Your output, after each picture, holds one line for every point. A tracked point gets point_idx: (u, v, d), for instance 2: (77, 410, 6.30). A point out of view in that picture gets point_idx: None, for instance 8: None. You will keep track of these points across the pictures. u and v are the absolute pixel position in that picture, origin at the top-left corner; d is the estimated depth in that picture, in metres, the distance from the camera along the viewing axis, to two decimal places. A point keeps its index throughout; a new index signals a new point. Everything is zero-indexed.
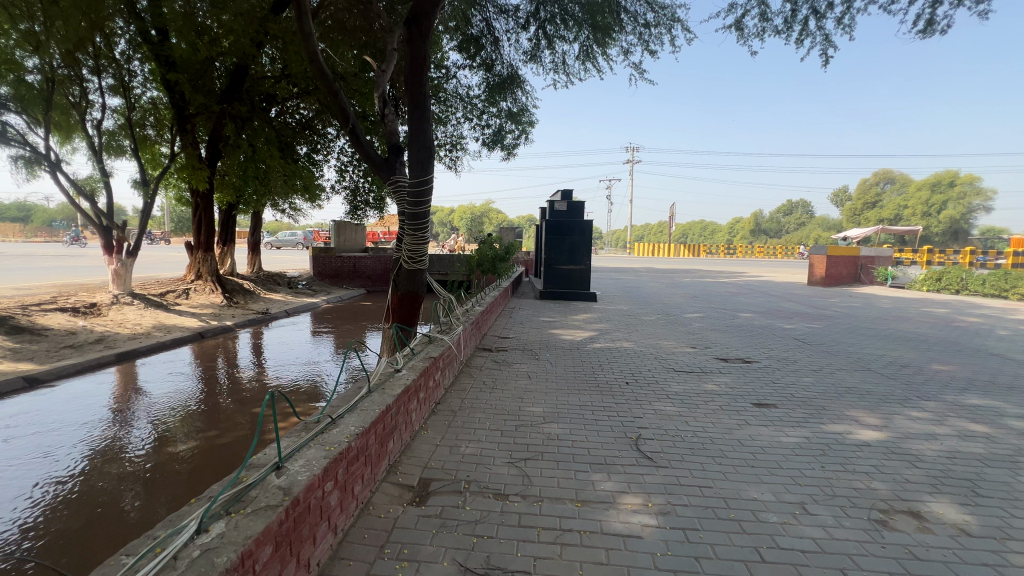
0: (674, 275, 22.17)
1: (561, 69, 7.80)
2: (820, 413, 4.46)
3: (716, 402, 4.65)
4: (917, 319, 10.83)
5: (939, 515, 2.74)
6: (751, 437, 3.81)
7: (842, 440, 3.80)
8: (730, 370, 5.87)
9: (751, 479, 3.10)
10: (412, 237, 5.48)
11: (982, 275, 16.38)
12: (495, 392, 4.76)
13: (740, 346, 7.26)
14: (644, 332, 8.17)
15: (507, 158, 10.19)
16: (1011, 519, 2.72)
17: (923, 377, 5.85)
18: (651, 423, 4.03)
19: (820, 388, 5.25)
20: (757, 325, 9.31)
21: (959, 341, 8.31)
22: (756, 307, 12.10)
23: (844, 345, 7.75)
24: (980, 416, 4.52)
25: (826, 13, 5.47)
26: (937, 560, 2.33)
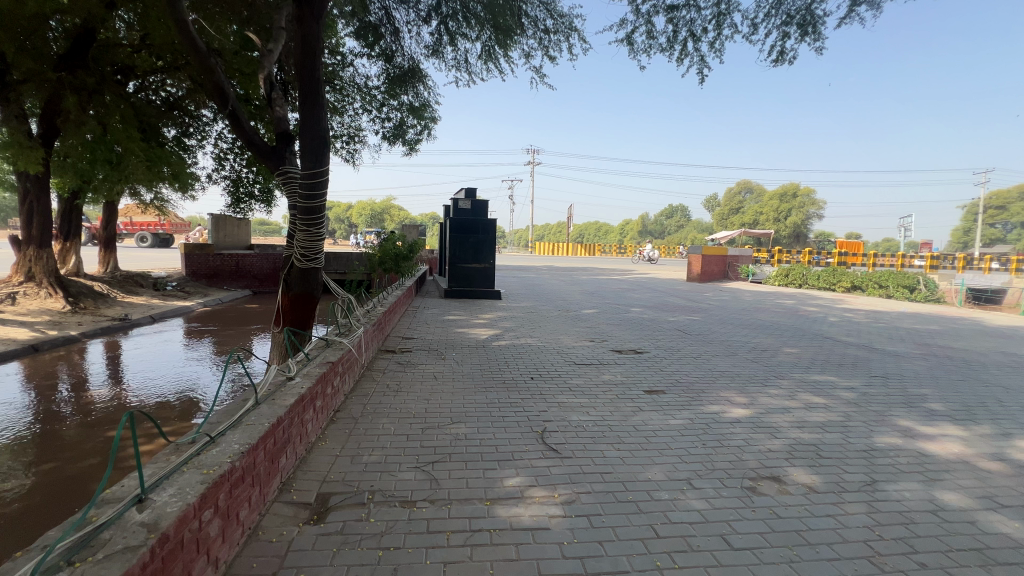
0: (572, 272, 23.34)
1: (463, 67, 7.72)
2: (699, 395, 4.98)
3: (613, 391, 4.97)
4: (772, 309, 12.63)
5: (795, 478, 3.20)
6: (644, 422, 4.13)
7: (719, 419, 4.28)
8: (624, 361, 6.31)
9: (645, 461, 3.35)
10: (306, 232, 5.05)
11: (817, 272, 19.61)
12: (399, 395, 4.59)
13: (633, 338, 7.83)
14: (547, 328, 8.45)
15: (409, 153, 9.87)
16: (845, 475, 3.28)
17: (778, 360, 6.81)
18: (555, 416, 4.17)
19: (700, 374, 5.85)
20: (646, 318, 10.16)
21: (802, 328, 9.81)
22: (644, 302, 13.17)
23: (717, 334, 8.73)
24: (819, 390, 5.40)
25: (701, 37, 6.11)
26: (794, 517, 2.72)
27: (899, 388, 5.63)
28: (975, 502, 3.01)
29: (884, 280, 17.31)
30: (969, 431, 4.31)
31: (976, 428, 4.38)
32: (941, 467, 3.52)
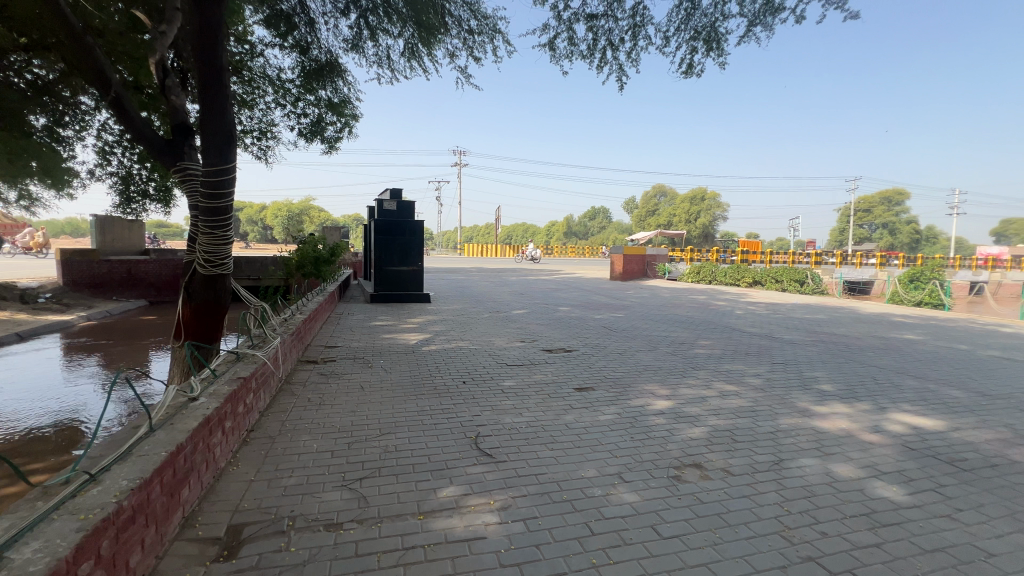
0: (502, 273, 23.50)
1: (385, 63, 7.45)
2: (626, 390, 5.19)
3: (545, 391, 5.03)
4: (686, 304, 13.56)
5: (714, 463, 3.42)
6: (576, 419, 4.21)
7: (644, 412, 4.48)
8: (554, 359, 6.43)
9: (578, 459, 3.41)
10: (210, 235, 4.58)
11: (724, 269, 21.39)
12: (322, 408, 4.29)
13: (562, 337, 8.01)
14: (478, 330, 8.40)
15: (329, 152, 9.35)
16: (756, 456, 3.56)
17: (695, 352, 7.30)
18: (489, 419, 4.13)
19: (626, 369, 6.11)
20: (574, 317, 10.46)
21: (713, 321, 10.62)
22: (572, 301, 13.56)
23: (639, 330, 9.19)
24: (731, 378, 5.85)
25: (619, 46, 6.38)
26: (715, 501, 2.89)
27: (796, 372, 6.26)
28: (862, 471, 3.40)
29: (780, 275, 19.24)
30: (854, 408, 4.88)
31: (859, 405, 4.97)
32: (833, 442, 3.94)
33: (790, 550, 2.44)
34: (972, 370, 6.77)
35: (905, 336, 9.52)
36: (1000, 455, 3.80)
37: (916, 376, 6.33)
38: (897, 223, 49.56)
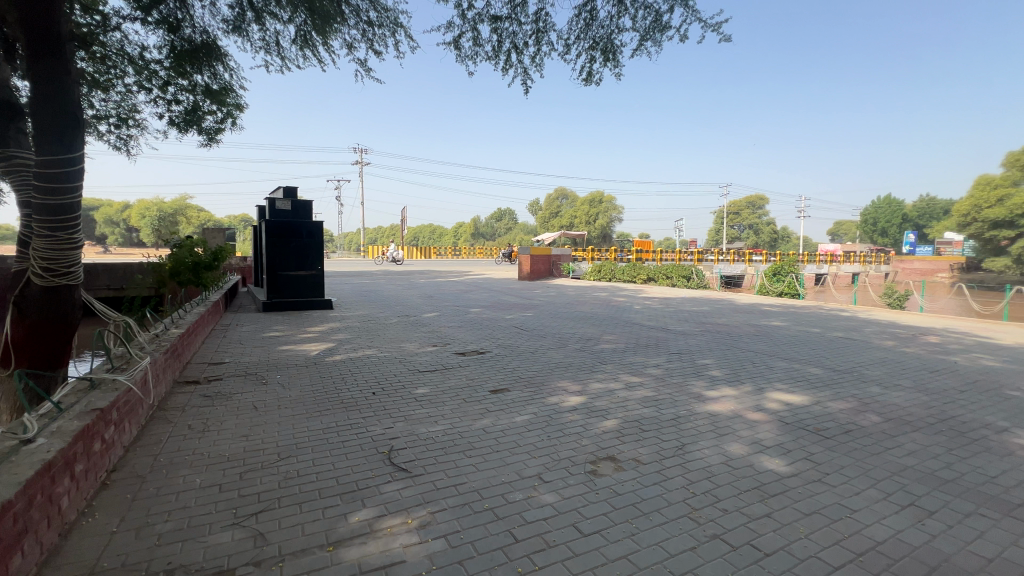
0: (409, 276, 22.82)
1: (273, 49, 6.79)
2: (540, 388, 5.27)
3: (460, 395, 4.91)
4: (590, 302, 14.26)
5: (625, 454, 3.58)
6: (493, 423, 4.16)
7: (558, 409, 4.56)
8: (468, 362, 6.33)
9: (497, 464, 3.35)
10: (49, 238, 3.78)
11: (622, 267, 22.89)
12: (207, 436, 3.76)
13: (474, 339, 7.93)
14: (386, 336, 8.01)
15: (207, 144, 8.32)
16: (662, 444, 3.79)
17: (601, 347, 7.65)
18: (402, 431, 3.91)
19: (538, 368, 6.20)
20: (485, 318, 10.45)
21: (616, 317, 11.26)
22: (482, 302, 13.57)
23: (549, 328, 9.44)
24: (634, 370, 6.22)
25: (523, 50, 6.47)
26: (629, 492, 3.01)
27: (689, 361, 6.83)
28: (750, 448, 3.77)
29: (670, 272, 21.01)
30: (739, 390, 5.44)
31: (743, 387, 5.54)
32: (725, 423, 4.33)
33: (698, 530, 2.61)
34: (824, 349, 7.94)
35: (772, 322, 10.90)
36: (851, 422, 4.46)
37: (784, 357, 7.25)
38: (760, 224, 57.40)
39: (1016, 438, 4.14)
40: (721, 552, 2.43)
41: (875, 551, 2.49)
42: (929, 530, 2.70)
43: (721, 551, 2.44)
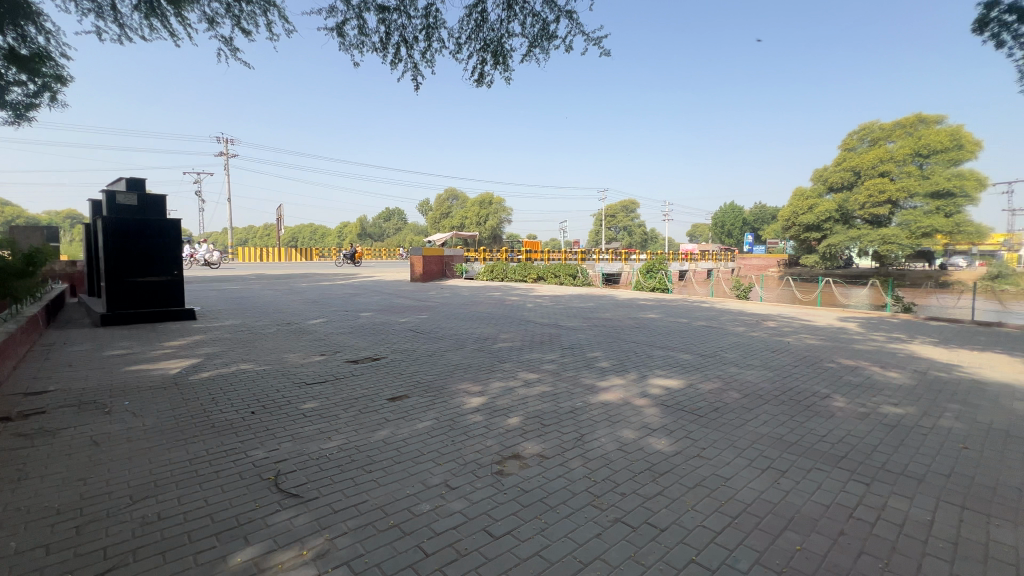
0: (288, 280, 20.88)
1: (109, 14, 5.69)
2: (440, 392, 5.14)
3: (354, 407, 4.58)
4: (485, 301, 14.39)
5: (529, 450, 3.64)
6: (393, 433, 3.94)
7: (461, 412, 4.49)
8: (361, 370, 5.95)
9: (400, 476, 3.17)
10: None
11: (513, 267, 23.53)
12: (24, 485, 3.00)
13: (367, 346, 7.50)
14: (264, 347, 7.20)
15: (14, 122, 6.72)
16: (563, 436, 3.93)
17: (499, 346, 7.74)
18: (290, 452, 3.53)
19: (437, 371, 6.05)
20: (377, 322, 9.95)
21: (510, 315, 11.50)
22: (373, 305, 12.92)
23: (445, 329, 9.30)
24: (532, 366, 6.38)
25: (413, 45, 6.28)
26: (536, 487, 3.06)
27: (581, 354, 7.22)
28: (640, 432, 4.09)
29: (558, 271, 22.07)
30: (626, 379, 5.88)
31: (629, 376, 6.01)
32: (617, 411, 4.64)
33: (601, 517, 2.74)
34: (692, 337, 8.96)
35: (648, 315, 12.03)
36: (718, 400, 5.08)
37: (661, 346, 8.03)
38: (633, 227, 63.31)
39: (835, 401, 5.07)
40: (624, 534, 2.58)
41: (746, 512, 2.84)
42: (783, 487, 3.16)
43: (623, 533, 2.59)
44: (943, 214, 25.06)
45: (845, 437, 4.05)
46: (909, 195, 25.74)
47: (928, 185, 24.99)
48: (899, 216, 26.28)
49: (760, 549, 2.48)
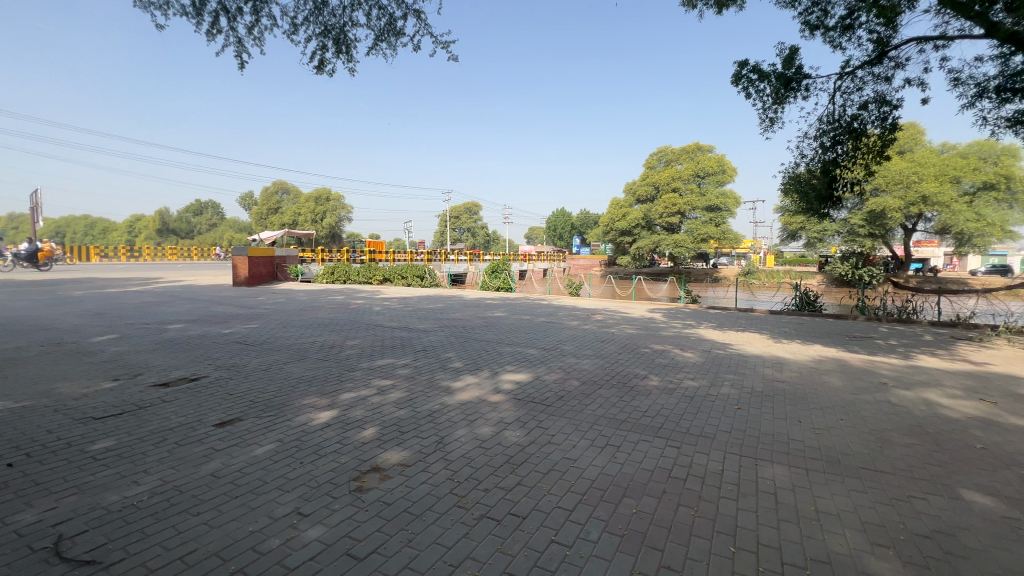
0: (52, 287, 16.24)
1: None
2: (281, 410, 4.60)
3: (168, 439, 3.81)
4: (326, 306, 13.30)
5: (389, 461, 3.50)
6: (225, 463, 3.40)
7: (308, 429, 4.10)
8: (175, 395, 4.97)
9: (239, 512, 2.76)
10: None
11: (357, 268, 22.37)
12: None
13: (179, 364, 6.29)
14: (21, 376, 5.51)
15: None
16: (423, 441, 3.88)
17: (345, 353, 7.24)
18: (77, 507, 2.78)
19: (275, 387, 5.39)
20: (191, 335, 8.42)
21: (356, 320, 10.83)
22: (184, 315, 10.88)
23: (280, 339, 8.32)
24: (384, 373, 6.14)
25: (236, 16, 5.48)
26: (400, 498, 2.97)
27: (434, 356, 7.21)
28: (496, 427, 4.26)
29: (404, 272, 21.53)
30: (480, 377, 6.06)
31: (482, 374, 6.21)
32: (474, 409, 4.76)
33: (467, 516, 2.79)
34: (535, 332, 9.65)
35: (495, 313, 12.56)
36: (562, 389, 5.59)
37: (509, 343, 8.47)
38: (476, 228, 65.32)
39: (651, 380, 6.03)
40: (490, 528, 2.67)
41: (592, 487, 3.20)
42: (619, 460, 3.64)
43: (489, 528, 2.68)
44: (714, 224, 31.63)
45: (661, 411, 4.84)
46: (692, 208, 31.84)
47: (704, 201, 31.30)
48: (687, 224, 32.32)
49: (606, 518, 2.82)
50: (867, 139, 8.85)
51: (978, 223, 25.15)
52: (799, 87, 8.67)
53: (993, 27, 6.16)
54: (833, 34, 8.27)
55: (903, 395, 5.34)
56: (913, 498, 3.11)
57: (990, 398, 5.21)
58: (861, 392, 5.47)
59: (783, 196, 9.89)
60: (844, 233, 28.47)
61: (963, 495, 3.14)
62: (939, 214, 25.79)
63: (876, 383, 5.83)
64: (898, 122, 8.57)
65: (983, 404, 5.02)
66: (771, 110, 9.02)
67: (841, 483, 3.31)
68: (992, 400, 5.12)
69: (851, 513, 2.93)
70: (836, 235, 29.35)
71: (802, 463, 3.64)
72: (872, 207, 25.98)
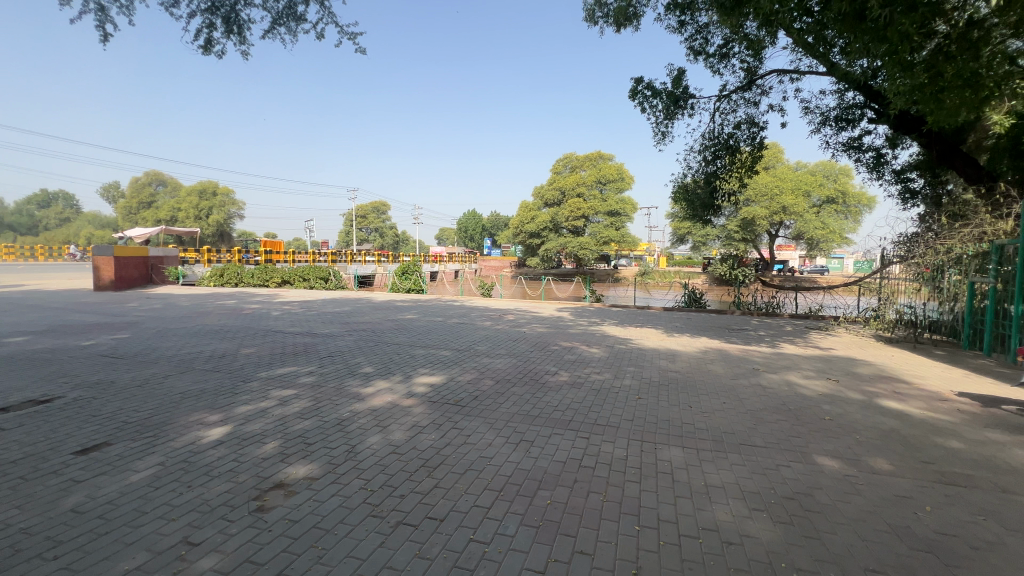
0: None
1: None
2: (161, 430, 4.07)
3: (11, 475, 3.19)
4: (214, 312, 11.98)
5: (294, 476, 3.26)
6: (90, 496, 2.93)
7: (196, 449, 3.67)
8: (17, 421, 4.16)
9: (111, 550, 2.40)
10: None
11: (251, 270, 20.52)
12: None
13: (23, 384, 5.27)
14: None
15: None
16: (332, 452, 3.67)
17: (239, 363, 6.58)
18: None
19: (153, 404, 4.74)
20: (39, 349, 7.11)
21: (250, 326, 9.89)
22: (27, 326, 9.14)
23: (157, 350, 7.33)
24: (286, 382, 5.69)
25: None
26: (307, 514, 2.78)
27: (342, 362, 6.84)
28: (411, 432, 4.17)
29: (306, 274, 20.10)
30: (392, 381, 5.87)
31: (394, 378, 6.02)
32: (386, 415, 4.60)
33: (383, 525, 2.70)
34: (448, 334, 9.57)
35: (406, 316, 12.24)
36: (477, 389, 5.62)
37: (422, 345, 8.30)
38: (384, 228, 63.05)
39: (561, 376, 6.30)
40: (407, 534, 2.62)
41: (508, 483, 3.27)
42: (533, 455, 3.76)
43: (407, 534, 2.63)
44: (615, 227, 33.86)
45: (571, 404, 5.08)
46: (595, 212, 33.74)
47: (606, 206, 33.43)
48: (590, 227, 34.17)
49: (522, 511, 2.90)
50: (740, 155, 10.08)
51: (824, 230, 29.79)
52: (685, 105, 9.61)
53: (832, 66, 7.36)
54: (713, 60, 9.31)
55: (771, 378, 6.18)
56: (781, 466, 3.61)
57: (834, 377, 6.23)
58: (738, 377, 6.22)
59: (674, 204, 10.88)
60: (723, 237, 32.05)
61: (817, 461, 3.71)
62: (795, 222, 30.11)
63: (750, 369, 6.68)
64: (764, 142, 9.86)
65: (829, 382, 5.98)
66: (663, 124, 9.89)
67: (724, 459, 3.74)
68: (835, 379, 6.12)
69: (734, 484, 3.32)
70: (716, 239, 32.92)
71: (693, 444, 4.05)
72: (744, 214, 29.57)
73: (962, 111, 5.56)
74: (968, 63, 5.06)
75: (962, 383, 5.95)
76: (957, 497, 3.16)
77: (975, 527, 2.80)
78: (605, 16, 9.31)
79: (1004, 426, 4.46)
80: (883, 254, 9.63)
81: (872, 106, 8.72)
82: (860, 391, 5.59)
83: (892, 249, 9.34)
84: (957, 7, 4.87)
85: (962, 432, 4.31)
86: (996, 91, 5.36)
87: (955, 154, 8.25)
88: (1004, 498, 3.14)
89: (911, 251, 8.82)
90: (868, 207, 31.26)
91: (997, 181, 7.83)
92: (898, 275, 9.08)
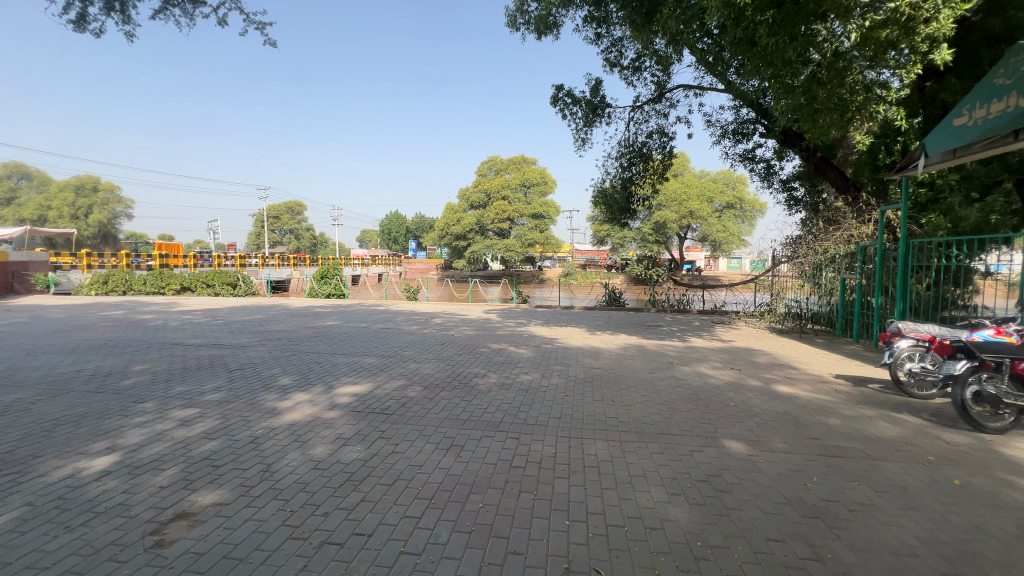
0: None
1: None
2: (32, 465, 3.48)
3: None
4: (98, 324, 10.55)
5: (200, 503, 2.95)
6: None
7: (77, 483, 3.19)
8: None
9: None
10: None
11: (141, 276, 18.31)
12: None
13: None
14: None
15: None
16: (243, 474, 3.36)
17: (129, 382, 5.82)
18: None
19: (18, 435, 4.05)
20: None
21: (142, 339, 8.79)
22: None
23: (20, 371, 6.26)
24: (188, 400, 5.13)
25: None
26: (216, 544, 2.54)
27: (255, 375, 6.33)
28: (334, 445, 3.96)
29: (210, 280, 18.26)
30: (312, 393, 5.54)
31: (314, 389, 5.68)
32: (306, 429, 4.32)
33: (304, 547, 2.54)
34: (372, 340, 9.25)
35: (327, 322, 11.59)
36: (404, 396, 5.47)
37: (343, 353, 7.91)
38: (300, 230, 59.25)
39: (489, 378, 6.31)
40: (332, 554, 2.48)
41: (439, 490, 3.21)
42: (464, 459, 3.74)
43: (332, 553, 2.49)
44: (540, 229, 34.69)
45: (500, 406, 5.11)
46: (520, 215, 34.37)
47: (531, 209, 34.26)
48: (516, 230, 34.73)
49: (454, 518, 2.87)
50: (653, 162, 10.78)
51: (724, 233, 32.84)
52: (603, 113, 10.09)
53: (728, 85, 8.11)
54: (627, 72, 9.90)
55: (684, 370, 6.65)
56: (695, 452, 3.91)
57: (736, 366, 6.87)
58: (655, 371, 6.64)
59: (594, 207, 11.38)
60: (638, 239, 34.16)
61: (725, 444, 4.06)
62: (701, 225, 32.85)
63: (666, 363, 7.13)
64: (673, 151, 10.62)
65: (733, 371, 6.58)
66: (583, 131, 10.34)
67: (646, 449, 3.97)
68: (738, 368, 6.75)
69: (653, 472, 3.54)
70: (632, 241, 34.98)
71: (617, 436, 4.25)
72: (657, 219, 31.82)
73: (832, 131, 6.41)
74: (836, 90, 5.82)
75: (838, 367, 6.82)
76: (837, 467, 3.62)
77: (852, 492, 3.23)
78: (527, 22, 9.52)
79: (870, 402, 5.19)
80: (774, 255, 10.77)
81: (763, 122, 9.74)
82: (759, 378, 6.21)
83: (782, 250, 10.51)
84: (827, 39, 5.56)
85: (840, 409, 4.95)
86: (858, 113, 6.23)
87: (827, 167, 9.52)
88: (873, 464, 3.66)
89: (796, 252, 10.04)
90: (760, 212, 34.85)
91: (860, 191, 9.07)
92: (786, 273, 10.26)
